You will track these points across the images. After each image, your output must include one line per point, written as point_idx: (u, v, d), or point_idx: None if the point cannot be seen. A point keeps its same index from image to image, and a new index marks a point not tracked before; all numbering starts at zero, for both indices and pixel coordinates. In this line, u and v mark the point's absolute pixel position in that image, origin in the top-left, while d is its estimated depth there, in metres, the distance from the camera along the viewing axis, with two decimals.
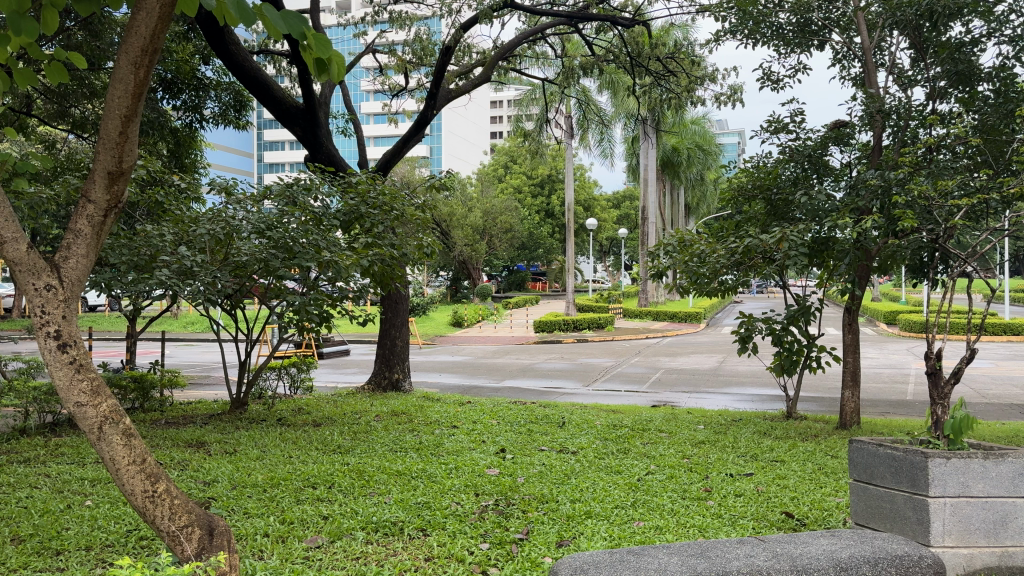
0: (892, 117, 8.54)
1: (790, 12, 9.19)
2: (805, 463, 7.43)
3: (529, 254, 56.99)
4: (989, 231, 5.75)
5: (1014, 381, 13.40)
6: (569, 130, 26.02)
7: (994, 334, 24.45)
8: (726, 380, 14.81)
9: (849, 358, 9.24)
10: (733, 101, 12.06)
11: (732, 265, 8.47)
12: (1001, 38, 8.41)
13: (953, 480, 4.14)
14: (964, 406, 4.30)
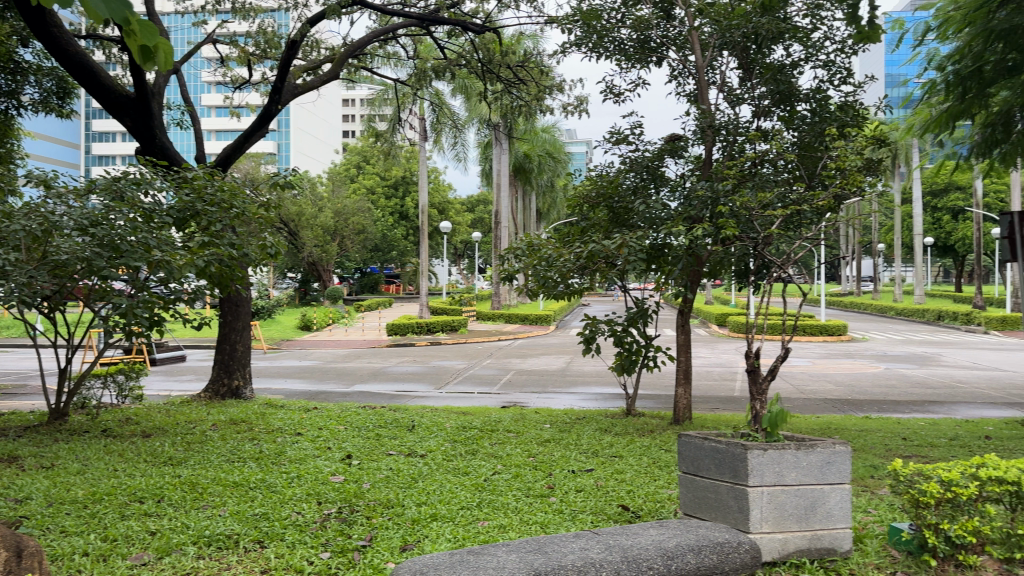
0: (722, 132, 9.10)
1: (630, 28, 9.57)
2: (640, 457, 7.77)
3: (382, 257, 56.29)
4: (804, 240, 6.23)
5: (827, 377, 14.64)
6: (424, 133, 25.96)
7: (811, 334, 26.60)
8: (572, 381, 15.25)
9: (682, 358, 9.74)
10: (580, 111, 12.42)
11: (578, 269, 8.68)
12: (817, 62, 9.08)
13: (770, 469, 4.46)
14: (779, 402, 4.63)
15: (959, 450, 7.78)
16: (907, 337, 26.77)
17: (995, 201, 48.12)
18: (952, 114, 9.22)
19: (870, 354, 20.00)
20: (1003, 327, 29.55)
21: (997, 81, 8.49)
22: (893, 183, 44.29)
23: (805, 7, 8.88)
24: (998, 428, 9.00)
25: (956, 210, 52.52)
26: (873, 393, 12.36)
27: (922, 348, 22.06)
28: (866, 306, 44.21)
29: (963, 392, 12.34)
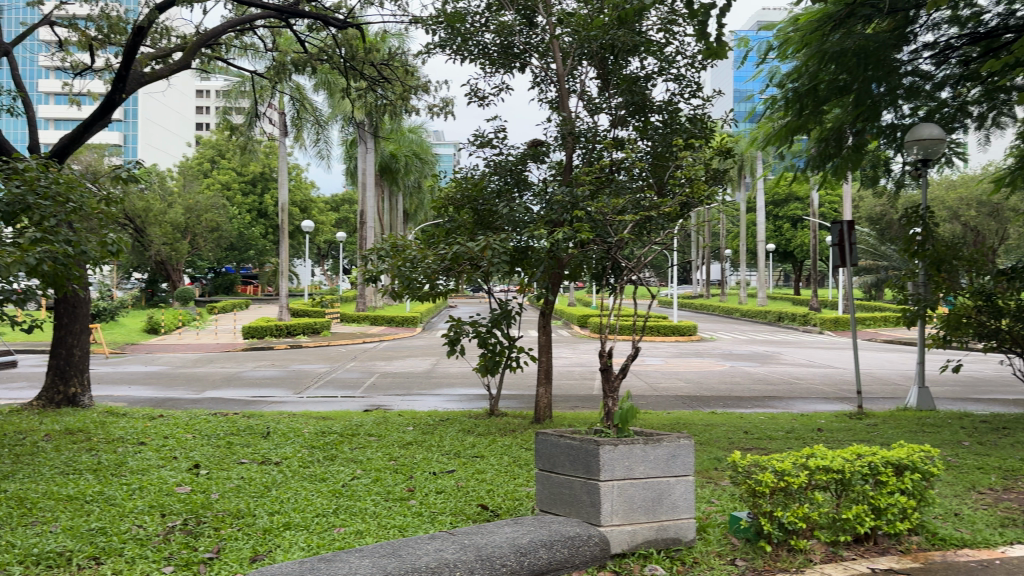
0: (582, 139, 9.38)
1: (494, 33, 9.67)
2: (501, 457, 7.87)
3: (238, 256, 54.12)
4: (655, 244, 6.52)
5: (679, 375, 15.35)
6: (284, 129, 25.22)
7: (665, 334, 27.84)
8: (436, 383, 15.25)
9: (542, 358, 9.92)
10: (445, 113, 12.42)
11: (442, 271, 8.53)
12: (669, 76, 9.49)
13: (620, 464, 4.63)
14: (630, 398, 4.83)
15: (794, 442, 8.33)
16: (752, 337, 28.49)
17: (829, 211, 52.14)
18: (791, 129, 9.89)
19: (718, 354, 21.15)
20: (835, 327, 32.05)
21: (829, 98, 9.24)
22: (740, 192, 47.15)
23: (659, 22, 9.27)
24: (829, 420, 9.70)
25: (796, 219, 56.50)
26: (720, 390, 13.09)
27: (764, 347, 23.53)
28: (716, 308, 46.72)
29: (800, 387, 13.25)
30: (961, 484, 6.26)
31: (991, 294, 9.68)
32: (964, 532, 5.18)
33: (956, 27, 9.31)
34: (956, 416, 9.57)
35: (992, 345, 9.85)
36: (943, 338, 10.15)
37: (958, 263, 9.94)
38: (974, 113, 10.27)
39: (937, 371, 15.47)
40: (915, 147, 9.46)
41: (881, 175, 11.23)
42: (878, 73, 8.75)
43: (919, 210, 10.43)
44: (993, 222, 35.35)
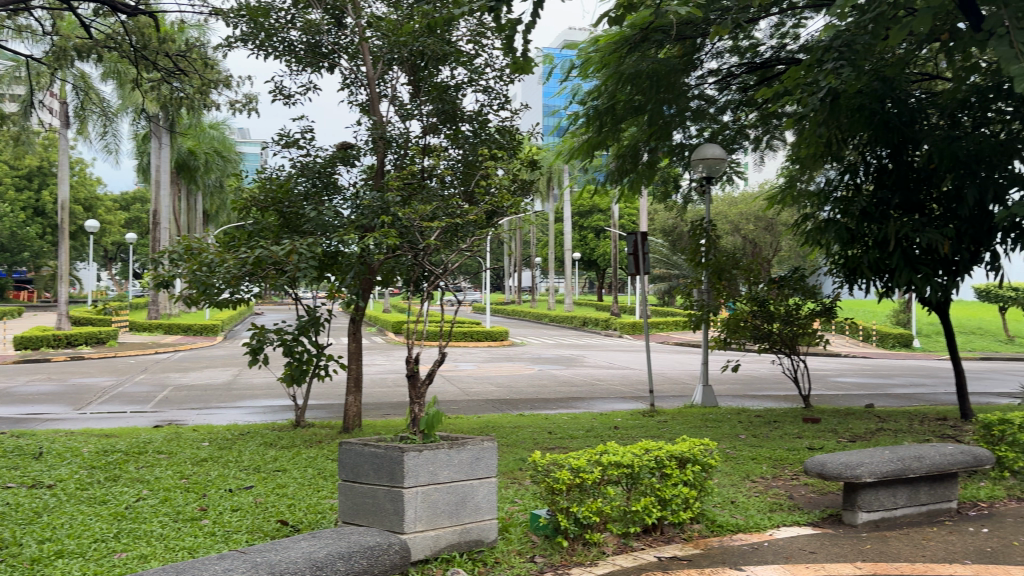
0: (393, 144, 9.31)
1: (301, 31, 9.41)
2: (304, 470, 7.64)
3: (10, 258, 48.70)
4: (461, 251, 6.55)
5: (488, 380, 15.63)
6: (64, 120, 22.94)
7: (477, 340, 28.27)
8: (238, 394, 14.53)
9: (351, 366, 9.73)
10: (248, 110, 11.90)
11: (244, 276, 8.18)
12: (478, 86, 9.62)
13: (424, 470, 4.64)
14: (436, 403, 4.86)
15: (593, 440, 8.74)
16: (559, 342, 29.59)
17: (629, 222, 55.32)
18: (592, 144, 10.35)
19: (525, 358, 21.81)
20: (633, 331, 34.10)
21: (626, 117, 9.81)
22: (548, 203, 48.89)
23: (468, 34, 9.41)
24: (626, 418, 10.26)
25: (599, 229, 59.47)
26: (528, 393, 13.49)
27: (569, 351, 24.51)
28: (526, 314, 48.14)
29: (600, 388, 13.93)
30: (737, 473, 6.84)
31: (765, 300, 10.74)
32: (740, 518, 5.65)
33: (736, 57, 10.12)
34: (736, 412, 10.46)
35: (765, 345, 10.96)
36: (724, 341, 11.09)
37: (736, 272, 10.85)
38: (751, 135, 11.29)
39: (720, 371, 16.88)
40: (700, 165, 10.27)
41: (671, 191, 12.08)
42: (668, 95, 9.50)
43: (706, 223, 11.24)
44: (768, 235, 39.29)
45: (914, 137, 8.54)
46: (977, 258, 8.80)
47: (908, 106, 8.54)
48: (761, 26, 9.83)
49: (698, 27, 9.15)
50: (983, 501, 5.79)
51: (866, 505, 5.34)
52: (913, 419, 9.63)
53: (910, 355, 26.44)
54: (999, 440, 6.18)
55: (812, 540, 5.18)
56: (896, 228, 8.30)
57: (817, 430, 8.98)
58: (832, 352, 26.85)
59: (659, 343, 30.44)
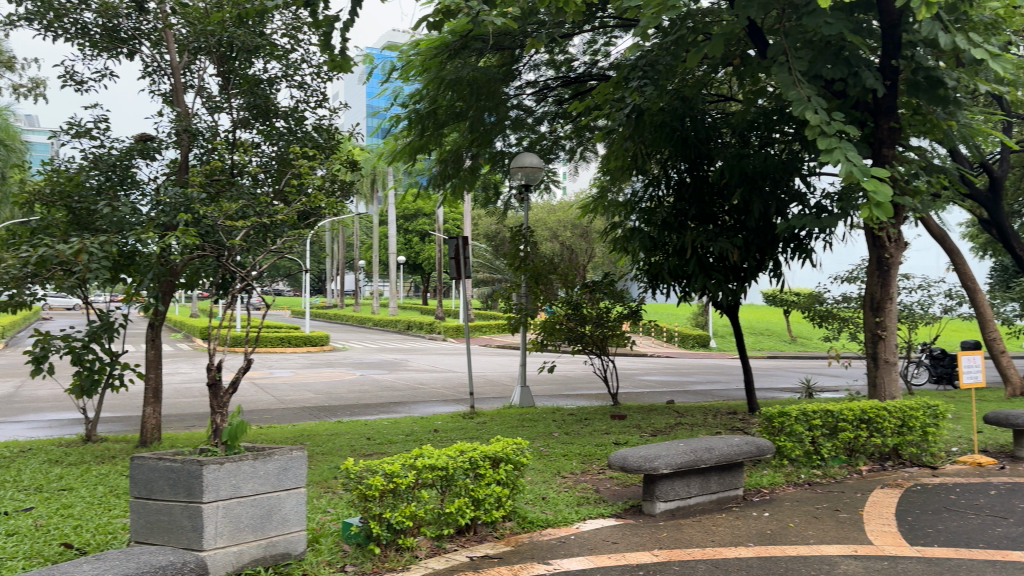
0: (199, 138, 8.84)
1: (95, 13, 8.73)
2: (94, 488, 7.06)
3: None
4: (266, 252, 6.25)
5: (304, 386, 15.16)
6: None
7: (295, 345, 27.40)
8: (21, 408, 13.20)
9: (151, 374, 9.11)
10: (32, 95, 10.86)
11: (26, 277, 7.43)
12: (293, 82, 9.31)
13: (226, 483, 4.42)
14: (240, 412, 4.64)
15: (410, 445, 8.70)
16: (380, 347, 29.28)
17: (453, 226, 55.73)
18: (414, 147, 10.26)
19: (345, 362, 21.39)
20: (455, 335, 34.50)
21: (447, 122, 9.84)
22: (372, 206, 48.23)
23: (283, 27, 9.12)
24: (444, 421, 10.32)
25: (424, 233, 59.51)
26: (346, 399, 13.24)
27: (390, 355, 24.32)
28: (350, 318, 47.21)
29: (421, 392, 13.93)
30: (549, 470, 7.06)
31: (578, 304, 11.20)
32: (549, 513, 5.77)
33: (552, 70, 10.40)
34: (550, 411, 10.83)
35: (578, 347, 11.44)
36: (541, 343, 11.42)
37: (553, 277, 11.22)
38: (566, 146, 11.72)
39: (537, 372, 17.40)
40: (519, 173, 10.54)
41: (492, 197, 12.30)
42: (488, 103, 9.66)
43: (525, 229, 11.52)
44: (583, 242, 40.96)
45: (709, 154, 9.21)
46: (762, 265, 9.62)
47: (704, 124, 9.19)
48: (575, 42, 10.24)
49: (516, 38, 9.41)
50: (765, 488, 6.33)
51: (663, 494, 5.68)
52: (708, 413, 10.38)
53: (709, 355, 28.50)
54: (779, 430, 6.67)
55: (615, 530, 5.42)
56: (692, 238, 8.98)
57: (624, 427, 9.47)
58: (640, 353, 28.41)
59: (481, 347, 30.89)
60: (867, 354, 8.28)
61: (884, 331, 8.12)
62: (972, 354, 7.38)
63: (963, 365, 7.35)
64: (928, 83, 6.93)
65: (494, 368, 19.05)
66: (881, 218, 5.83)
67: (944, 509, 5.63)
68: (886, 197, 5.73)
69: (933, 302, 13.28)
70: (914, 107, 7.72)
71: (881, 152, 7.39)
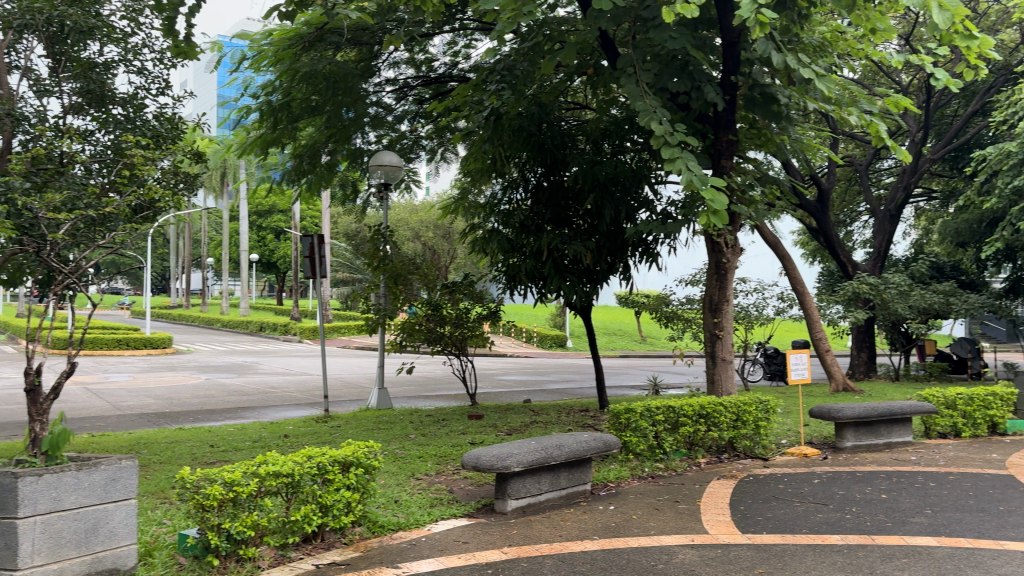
0: (23, 123, 8.15)
1: None
2: None
3: None
4: (94, 247, 5.83)
5: (145, 391, 14.30)
6: None
7: (136, 347, 25.85)
8: None
9: None
10: None
11: None
12: (132, 67, 8.76)
13: (44, 496, 4.10)
14: (62, 420, 4.33)
15: (257, 450, 8.39)
16: (230, 349, 28.12)
17: (311, 225, 54.36)
18: (265, 141, 9.82)
19: (191, 365, 20.34)
20: (311, 335, 33.73)
21: (302, 116, 9.54)
22: (223, 200, 46.14)
23: (122, 9, 8.58)
24: (296, 426, 10.02)
25: (279, 231, 57.71)
26: (191, 404, 12.62)
27: (239, 357, 23.23)
28: (198, 318, 45.03)
29: (272, 396, 13.48)
30: (402, 472, 7.00)
31: (438, 305, 11.19)
32: (401, 516, 5.70)
33: (412, 69, 10.42)
34: (407, 412, 10.77)
35: (437, 347, 11.41)
36: (400, 343, 11.31)
37: (413, 277, 11.14)
38: (427, 146, 11.66)
39: (395, 374, 17.20)
40: (378, 172, 10.39)
41: (350, 196, 12.05)
42: (346, 98, 9.45)
43: (385, 228, 11.36)
44: (445, 243, 40.96)
45: (564, 159, 9.43)
46: (613, 269, 9.94)
47: (559, 130, 9.41)
48: (435, 42, 10.28)
49: (374, 35, 9.34)
50: (612, 482, 6.55)
51: (514, 493, 5.75)
52: (562, 411, 10.63)
53: (566, 355, 29.18)
54: (625, 426, 6.95)
55: (466, 530, 5.43)
56: (548, 240, 9.17)
57: (480, 426, 9.53)
58: (500, 353, 28.69)
59: (337, 347, 30.34)
60: (706, 353, 8.72)
61: (721, 331, 8.58)
62: (800, 352, 7.93)
63: (791, 363, 7.89)
64: (763, 99, 7.41)
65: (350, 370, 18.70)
66: (718, 224, 6.16)
67: (773, 497, 6.02)
68: (722, 206, 6.04)
69: (768, 304, 14.17)
70: (750, 121, 8.20)
71: (720, 163, 7.79)
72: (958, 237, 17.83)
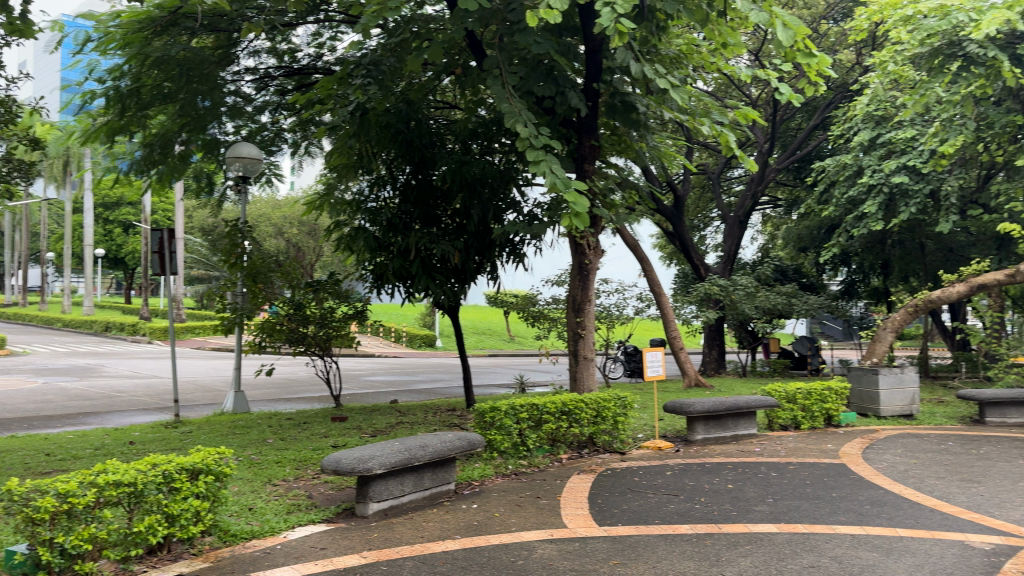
0: None
1: None
2: None
3: None
4: None
5: None
6: None
7: None
8: None
9: None
10: None
11: None
12: None
13: None
14: None
15: (100, 459, 7.86)
16: (68, 350, 26.25)
17: (165, 219, 51.65)
18: (112, 128, 9.23)
19: (22, 369, 18.79)
20: (162, 336, 32.10)
21: (153, 104, 9.03)
22: (64, 190, 42.97)
23: None
24: (143, 432, 9.47)
25: (128, 225, 54.48)
26: (23, 411, 11.67)
27: (79, 360, 21.72)
28: (36, 317, 41.80)
29: (118, 401, 12.70)
30: (258, 479, 6.76)
31: (301, 304, 10.89)
32: (255, 524, 5.49)
33: (274, 58, 10.34)
34: (266, 416, 10.41)
35: (300, 348, 11.09)
36: (259, 344, 10.90)
37: (274, 275, 10.80)
38: (289, 139, 11.32)
39: (253, 376, 16.60)
40: (236, 164, 9.99)
41: (205, 188, 11.51)
42: (202, 87, 9.02)
43: (244, 223, 10.95)
44: (309, 240, 39.93)
45: (432, 158, 9.42)
46: (481, 269, 10.04)
47: (427, 129, 9.39)
48: (299, 33, 10.18)
49: (233, 22, 9.17)
50: (475, 480, 6.58)
51: (376, 495, 5.66)
52: (428, 411, 10.59)
53: (433, 355, 29.10)
54: (490, 425, 7.04)
55: (323, 536, 5.30)
56: (416, 239, 9.12)
57: (343, 429, 9.34)
58: (364, 353, 28.25)
59: (190, 348, 28.98)
60: (569, 351, 8.93)
61: (584, 330, 8.81)
62: (655, 350, 8.25)
63: (648, 360, 8.20)
64: (623, 106, 7.70)
65: (205, 372, 17.88)
66: (579, 227, 6.32)
67: (629, 490, 6.23)
68: (583, 209, 6.20)
69: (628, 303, 14.64)
70: (611, 128, 8.47)
71: (583, 167, 7.96)
72: (801, 242, 19.10)
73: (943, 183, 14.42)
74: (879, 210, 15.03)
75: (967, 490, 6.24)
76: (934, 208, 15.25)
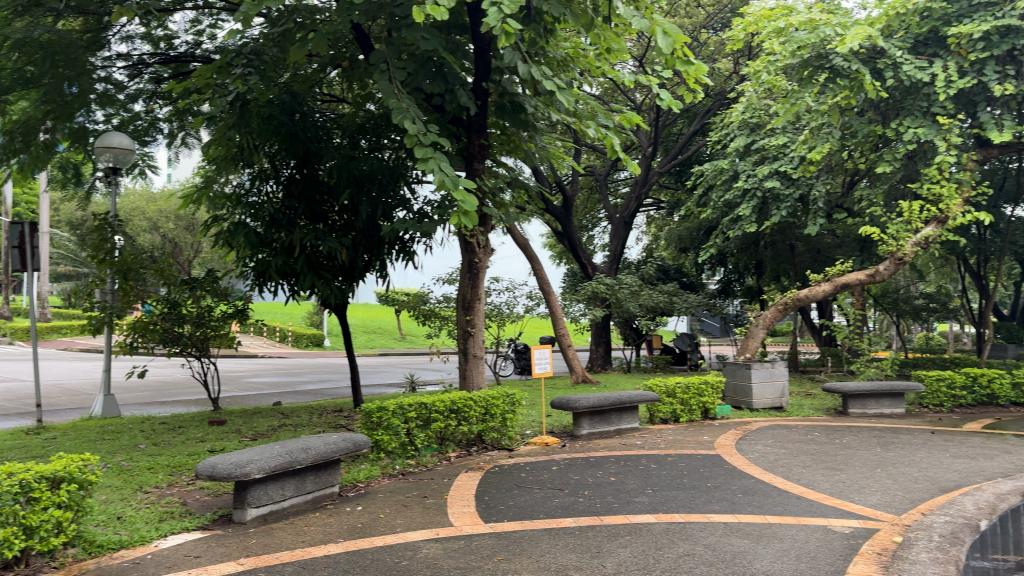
0: None
1: None
2: None
3: None
4: None
5: None
6: None
7: None
8: None
9: None
10: None
11: None
12: None
13: None
14: None
15: None
16: None
17: (28, 212, 48.38)
18: None
19: None
20: (24, 337, 30.04)
21: (13, 89, 8.44)
22: None
23: None
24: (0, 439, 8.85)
25: None
26: None
27: None
28: None
29: None
30: (128, 486, 6.44)
31: (176, 303, 10.44)
32: (123, 533, 5.23)
33: (149, 45, 9.89)
34: (137, 420, 9.92)
35: (175, 348, 10.61)
36: (130, 344, 10.39)
37: (147, 272, 10.31)
38: (165, 129, 10.84)
39: (124, 379, 15.79)
40: (106, 155, 9.48)
41: (71, 180, 10.87)
42: (69, 72, 8.51)
43: (115, 218, 10.40)
44: (188, 235, 38.32)
45: (318, 153, 9.24)
46: (369, 266, 9.95)
47: (312, 122, 9.20)
48: (176, 19, 9.78)
49: (103, 5, 8.75)
50: (361, 482, 6.49)
51: (254, 500, 5.49)
52: (313, 413, 10.38)
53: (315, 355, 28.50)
54: (377, 425, 6.89)
55: (198, 544, 5.10)
56: (301, 235, 8.91)
57: (221, 432, 9.02)
58: (246, 353, 27.34)
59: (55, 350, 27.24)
60: (458, 349, 8.95)
61: (473, 328, 8.83)
62: (543, 347, 8.36)
63: (536, 357, 8.29)
64: (511, 107, 7.87)
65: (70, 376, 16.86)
66: (468, 225, 6.31)
67: (515, 486, 6.29)
68: (472, 207, 6.21)
69: (517, 302, 14.75)
70: (501, 128, 8.53)
71: (473, 166, 8.00)
72: (682, 242, 19.80)
73: (812, 188, 15.21)
74: (753, 213, 15.83)
75: (830, 477, 6.63)
76: (803, 211, 16.13)
